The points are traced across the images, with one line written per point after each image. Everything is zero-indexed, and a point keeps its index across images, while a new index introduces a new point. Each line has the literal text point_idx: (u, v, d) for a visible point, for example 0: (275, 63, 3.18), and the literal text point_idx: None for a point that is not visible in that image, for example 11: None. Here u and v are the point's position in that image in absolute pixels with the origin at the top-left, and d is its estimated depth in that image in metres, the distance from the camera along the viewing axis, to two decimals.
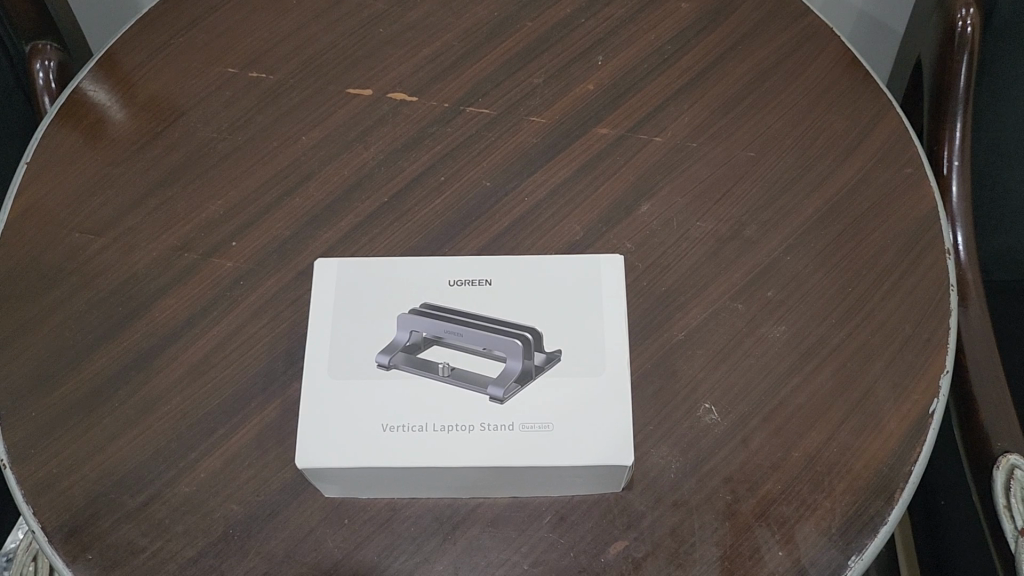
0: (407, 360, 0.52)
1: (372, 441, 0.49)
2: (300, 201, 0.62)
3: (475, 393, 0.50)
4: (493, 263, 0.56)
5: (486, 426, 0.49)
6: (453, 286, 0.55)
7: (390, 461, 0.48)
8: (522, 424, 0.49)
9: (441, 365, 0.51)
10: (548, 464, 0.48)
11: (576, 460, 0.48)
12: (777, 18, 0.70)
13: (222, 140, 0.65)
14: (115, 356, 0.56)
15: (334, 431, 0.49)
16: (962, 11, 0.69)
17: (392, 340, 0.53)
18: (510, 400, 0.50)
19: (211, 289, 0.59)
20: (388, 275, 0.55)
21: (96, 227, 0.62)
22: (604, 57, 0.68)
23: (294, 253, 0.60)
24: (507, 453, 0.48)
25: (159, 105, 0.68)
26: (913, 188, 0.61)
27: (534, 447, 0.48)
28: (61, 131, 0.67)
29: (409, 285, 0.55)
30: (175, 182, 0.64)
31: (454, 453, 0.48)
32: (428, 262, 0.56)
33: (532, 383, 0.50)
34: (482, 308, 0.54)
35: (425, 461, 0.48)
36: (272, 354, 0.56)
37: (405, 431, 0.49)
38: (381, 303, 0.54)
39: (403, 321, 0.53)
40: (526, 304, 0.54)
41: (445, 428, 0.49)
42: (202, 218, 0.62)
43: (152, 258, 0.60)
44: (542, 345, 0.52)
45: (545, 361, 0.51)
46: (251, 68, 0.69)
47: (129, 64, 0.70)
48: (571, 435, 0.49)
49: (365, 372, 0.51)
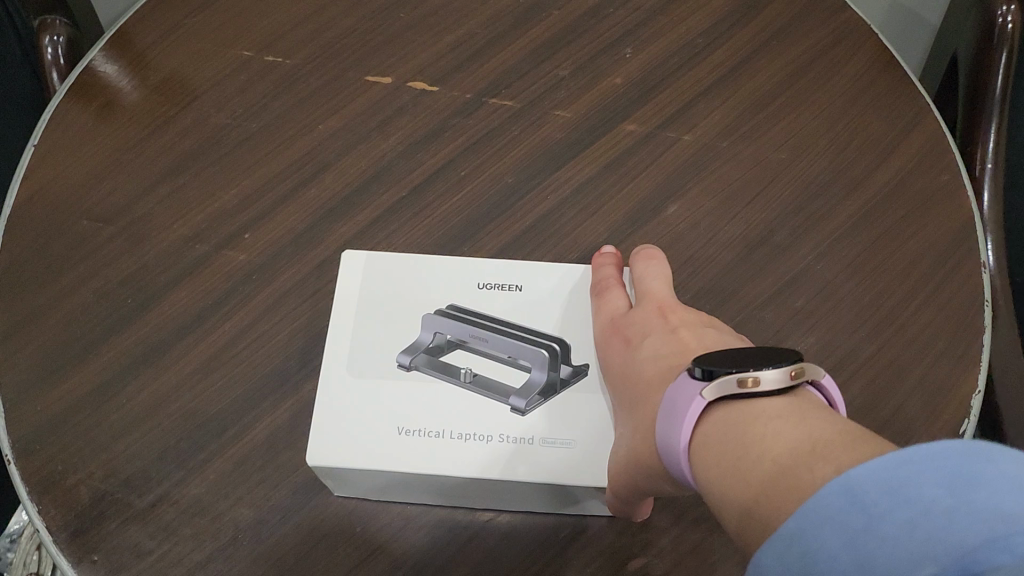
0: (428, 362, 0.50)
1: (385, 444, 0.48)
2: (315, 193, 0.60)
3: (497, 403, 0.49)
4: (525, 266, 0.54)
5: (504, 437, 0.48)
6: (482, 290, 0.53)
7: (401, 466, 0.47)
8: (543, 440, 0.48)
9: (463, 371, 0.50)
10: (565, 482, 0.46)
11: (601, 482, 0.46)
12: (814, 12, 0.68)
13: (235, 127, 0.63)
14: (124, 350, 0.55)
15: (347, 429, 0.48)
16: (1003, 8, 0.67)
17: (415, 340, 0.51)
18: (532, 413, 0.48)
19: (222, 283, 0.57)
20: (416, 274, 0.54)
21: (106, 214, 0.60)
22: (633, 50, 0.66)
23: (308, 248, 0.58)
24: (524, 466, 0.47)
25: (172, 88, 0.65)
26: (947, 197, 0.59)
27: (552, 463, 0.47)
28: (70, 112, 0.65)
29: (437, 285, 0.54)
30: (189, 168, 0.62)
31: (468, 462, 0.47)
32: (456, 262, 0.54)
33: (556, 395, 0.49)
34: (509, 313, 0.52)
35: (437, 467, 0.47)
36: (284, 354, 0.55)
37: (418, 436, 0.48)
38: (404, 303, 0.53)
39: (427, 321, 0.52)
40: (555, 313, 0.53)
41: (462, 437, 0.48)
42: (213, 207, 0.60)
43: (163, 248, 0.59)
44: (569, 357, 0.51)
45: (571, 374, 0.50)
46: (267, 52, 0.67)
47: (142, 43, 0.68)
48: (592, 456, 0.47)
49: (385, 372, 0.50)
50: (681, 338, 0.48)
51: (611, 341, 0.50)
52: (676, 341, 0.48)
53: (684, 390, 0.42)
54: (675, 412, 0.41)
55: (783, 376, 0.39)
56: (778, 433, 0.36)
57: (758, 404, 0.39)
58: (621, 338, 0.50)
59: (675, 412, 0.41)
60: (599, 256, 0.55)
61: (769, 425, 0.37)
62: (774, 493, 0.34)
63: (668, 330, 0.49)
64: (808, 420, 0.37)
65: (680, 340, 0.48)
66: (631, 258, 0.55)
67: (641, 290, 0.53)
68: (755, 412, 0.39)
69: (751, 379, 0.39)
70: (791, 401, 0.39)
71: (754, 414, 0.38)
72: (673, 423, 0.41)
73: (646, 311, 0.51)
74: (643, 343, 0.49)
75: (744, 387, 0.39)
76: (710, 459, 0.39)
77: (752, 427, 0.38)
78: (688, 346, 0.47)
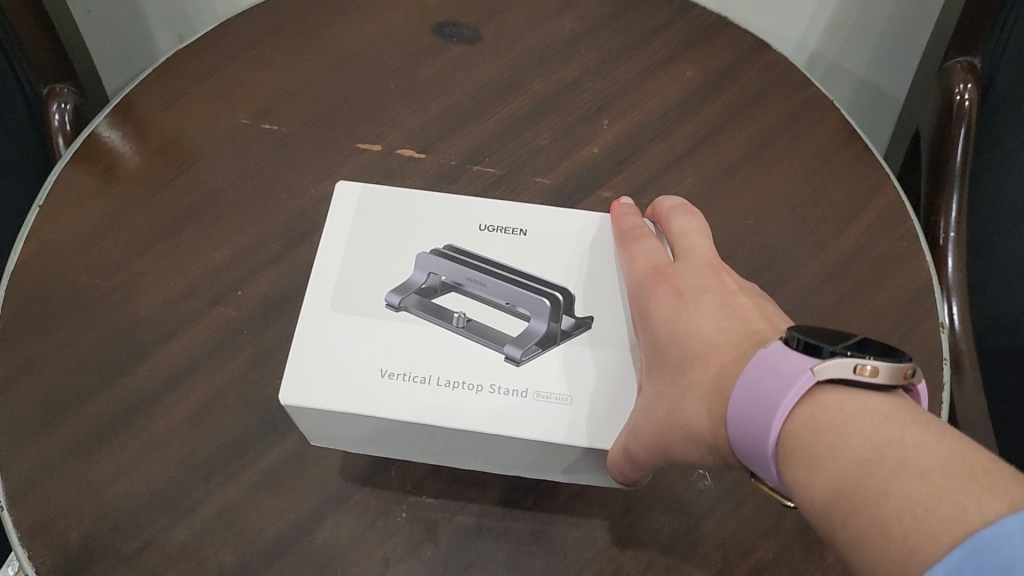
0: (418, 303, 0.52)
1: (369, 386, 0.49)
2: (305, 253, 0.63)
3: (491, 351, 0.50)
4: (520, 213, 0.57)
5: (496, 389, 0.49)
6: (481, 233, 0.56)
7: (383, 407, 0.48)
8: (538, 394, 0.49)
9: (456, 316, 0.52)
10: (553, 438, 0.48)
11: (591, 441, 0.48)
12: (782, 86, 0.71)
13: (231, 190, 0.67)
14: (118, 400, 0.57)
15: (329, 368, 0.50)
16: (961, 85, 0.71)
17: (407, 281, 0.54)
18: (527, 362, 0.50)
19: (213, 336, 0.60)
20: (410, 218, 0.56)
21: (104, 270, 0.63)
22: (609, 120, 0.70)
23: (295, 304, 0.61)
24: (514, 419, 0.48)
25: (171, 152, 0.69)
26: (906, 262, 0.62)
27: (545, 418, 0.48)
28: (74, 174, 0.68)
29: (432, 229, 0.56)
30: (185, 227, 0.65)
31: (455, 411, 0.48)
32: (453, 206, 0.57)
33: (554, 346, 0.51)
34: (504, 256, 0.55)
35: (423, 415, 0.48)
36: (272, 405, 0.57)
37: (402, 380, 0.49)
38: (396, 243, 0.55)
39: (421, 262, 0.54)
40: (550, 260, 0.55)
41: (451, 385, 0.49)
42: (208, 265, 0.63)
43: (158, 303, 0.61)
44: (572, 309, 0.53)
45: (572, 326, 0.52)
46: (264, 119, 0.70)
47: (144, 110, 0.71)
48: (585, 413, 0.49)
49: (375, 310, 0.52)
50: (739, 302, 0.49)
51: (659, 291, 0.50)
52: (735, 305, 0.48)
53: (782, 359, 0.40)
54: (769, 382, 0.40)
55: (899, 373, 0.38)
56: (903, 441, 0.36)
57: (868, 397, 0.38)
58: (671, 290, 0.50)
59: (770, 382, 0.40)
60: (616, 207, 0.58)
61: (887, 427, 0.37)
62: (898, 507, 0.34)
63: (722, 287, 0.50)
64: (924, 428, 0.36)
65: (739, 302, 0.49)
66: (665, 211, 0.57)
67: (684, 250, 0.54)
68: (862, 404, 0.38)
69: (867, 367, 0.38)
70: (890, 399, 0.38)
71: (859, 408, 0.38)
72: (764, 394, 0.40)
73: (697, 268, 0.52)
74: (699, 301, 0.49)
75: (858, 375, 0.38)
76: (809, 450, 0.38)
77: (860, 423, 0.37)
78: (745, 310, 0.48)
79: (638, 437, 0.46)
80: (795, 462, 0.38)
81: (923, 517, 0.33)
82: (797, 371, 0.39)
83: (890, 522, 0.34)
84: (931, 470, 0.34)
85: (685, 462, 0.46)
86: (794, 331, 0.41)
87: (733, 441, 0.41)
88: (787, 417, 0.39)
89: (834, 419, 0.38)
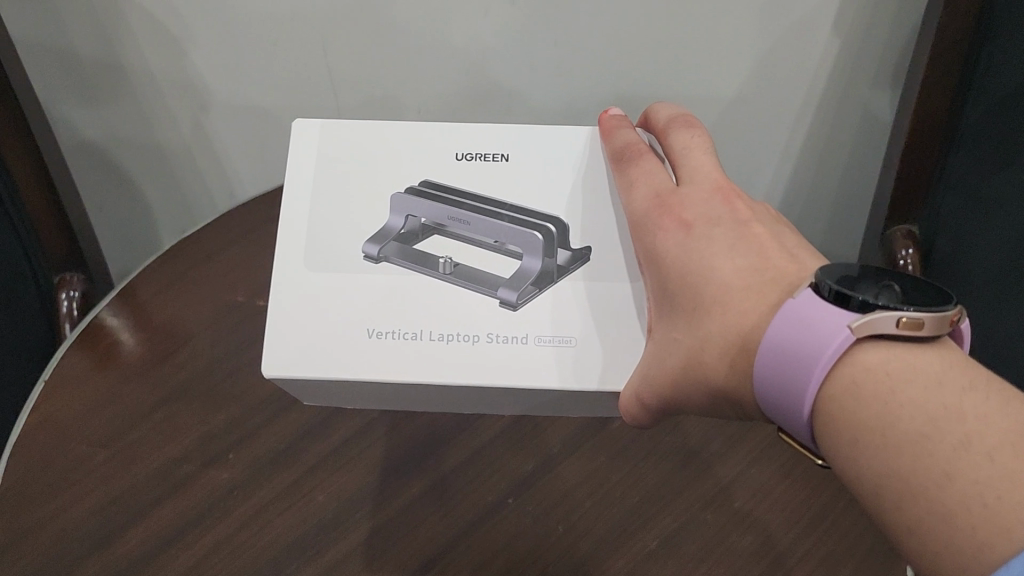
0: (398, 252, 0.54)
1: (360, 347, 0.51)
2: (296, 416, 0.67)
3: (486, 298, 0.52)
4: (496, 136, 0.57)
5: (492, 337, 0.51)
6: (460, 164, 0.56)
7: (375, 365, 0.51)
8: (536, 339, 0.51)
9: (443, 264, 0.54)
10: (551, 380, 0.50)
11: (584, 380, 0.51)
12: None
13: (224, 365, 0.71)
14: (109, 562, 0.58)
15: (319, 333, 0.52)
16: (903, 251, 0.77)
17: (387, 228, 0.55)
18: (523, 305, 0.52)
19: (206, 498, 0.62)
20: (382, 155, 0.57)
21: (102, 440, 0.65)
22: None
23: (285, 465, 0.64)
24: (509, 366, 0.51)
25: (169, 333, 0.73)
26: None
27: (542, 363, 0.51)
28: (78, 354, 0.72)
29: (406, 168, 0.57)
30: (182, 398, 0.69)
31: (451, 364, 0.51)
32: (428, 137, 0.57)
33: (550, 284, 0.53)
34: (485, 187, 0.56)
35: (418, 370, 0.51)
36: (259, 563, 0.58)
37: (393, 337, 0.52)
38: (375, 183, 0.56)
39: (400, 206, 0.55)
40: (533, 185, 0.56)
41: (445, 338, 0.51)
42: (202, 432, 0.66)
43: (153, 469, 0.64)
44: (567, 241, 0.54)
45: (569, 260, 0.54)
46: (258, 298, 0.76)
47: (145, 296, 0.77)
48: (581, 357, 0.51)
49: (357, 264, 0.54)
50: (755, 232, 0.50)
51: (665, 223, 0.51)
52: (751, 237, 0.50)
53: (818, 316, 0.42)
54: (804, 338, 0.42)
55: (943, 321, 0.41)
56: (963, 413, 0.38)
57: (913, 356, 0.41)
58: (676, 220, 0.51)
59: (802, 337, 0.42)
60: (606, 120, 0.58)
61: (942, 395, 0.39)
62: (965, 494, 0.36)
63: (730, 215, 0.51)
64: (977, 399, 0.38)
65: (755, 233, 0.50)
66: (667, 127, 0.58)
67: (687, 170, 0.54)
68: (906, 361, 0.41)
69: (907, 320, 0.41)
70: (931, 350, 0.41)
71: (913, 374, 0.40)
72: (801, 359, 0.42)
73: (705, 192, 0.53)
74: (711, 233, 0.50)
75: (901, 328, 0.41)
76: (850, 413, 0.41)
77: (908, 391, 0.40)
78: (762, 246, 0.50)
79: (650, 388, 0.49)
80: (830, 421, 0.42)
81: (995, 506, 0.35)
82: (831, 329, 0.41)
83: (957, 509, 0.36)
84: (998, 451, 0.36)
85: (691, 405, 0.51)
86: (824, 280, 0.43)
87: (757, 380, 0.44)
88: (821, 381, 0.41)
89: (882, 386, 0.40)
